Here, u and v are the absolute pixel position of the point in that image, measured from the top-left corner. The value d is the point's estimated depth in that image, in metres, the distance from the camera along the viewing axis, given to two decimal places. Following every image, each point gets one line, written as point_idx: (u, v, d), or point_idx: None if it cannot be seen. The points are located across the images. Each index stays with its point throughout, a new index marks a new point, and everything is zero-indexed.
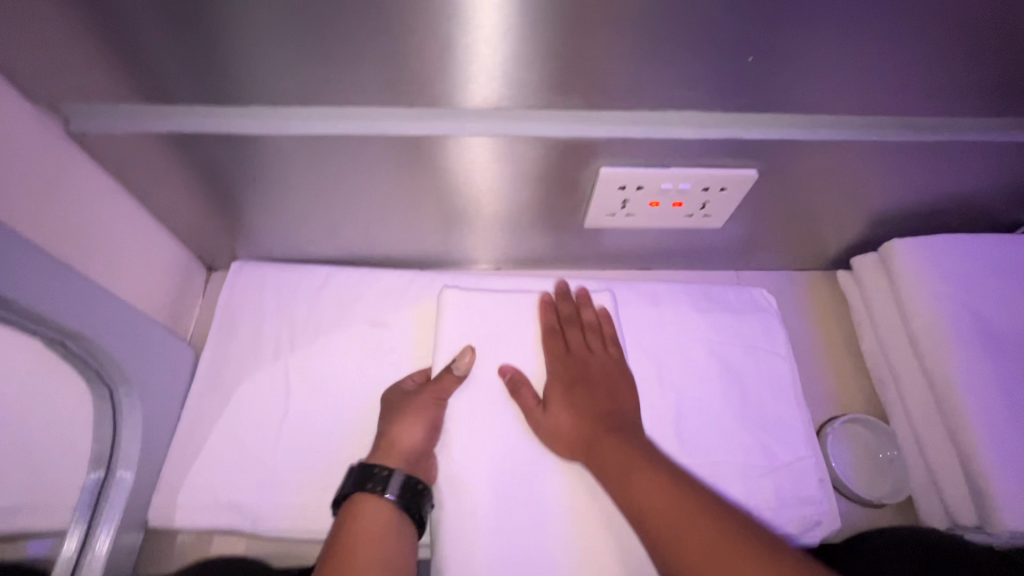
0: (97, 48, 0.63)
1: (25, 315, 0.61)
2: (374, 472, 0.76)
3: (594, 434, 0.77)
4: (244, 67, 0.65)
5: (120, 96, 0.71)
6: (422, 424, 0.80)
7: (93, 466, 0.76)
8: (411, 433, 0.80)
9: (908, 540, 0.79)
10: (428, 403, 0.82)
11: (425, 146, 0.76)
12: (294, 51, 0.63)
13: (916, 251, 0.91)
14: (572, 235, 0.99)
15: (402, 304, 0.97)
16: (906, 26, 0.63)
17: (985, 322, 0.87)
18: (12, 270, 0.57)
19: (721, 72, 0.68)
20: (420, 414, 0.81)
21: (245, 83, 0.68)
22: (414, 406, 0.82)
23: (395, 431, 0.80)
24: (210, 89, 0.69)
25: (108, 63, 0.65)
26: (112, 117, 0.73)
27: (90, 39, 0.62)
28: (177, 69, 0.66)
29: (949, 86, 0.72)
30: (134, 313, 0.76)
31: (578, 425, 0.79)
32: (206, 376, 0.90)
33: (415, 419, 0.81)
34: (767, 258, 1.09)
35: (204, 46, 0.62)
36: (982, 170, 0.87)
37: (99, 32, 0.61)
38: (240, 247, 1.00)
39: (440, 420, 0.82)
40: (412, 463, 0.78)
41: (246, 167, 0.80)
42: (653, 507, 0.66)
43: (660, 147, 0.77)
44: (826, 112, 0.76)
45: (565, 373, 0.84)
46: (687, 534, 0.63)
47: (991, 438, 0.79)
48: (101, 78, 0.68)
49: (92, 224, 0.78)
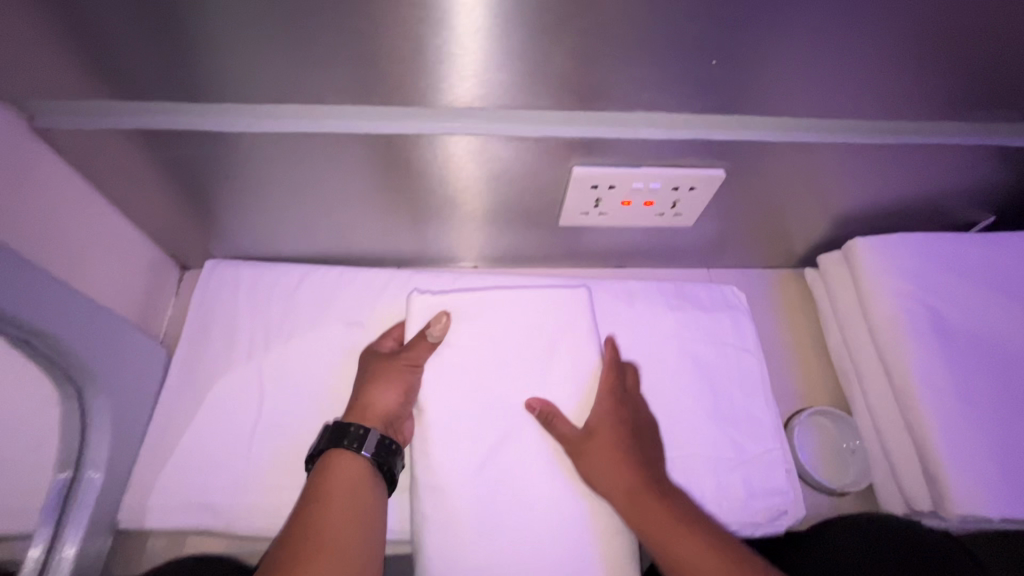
0: (64, 45, 0.63)
1: None
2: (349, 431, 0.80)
3: (639, 488, 0.78)
4: (216, 66, 0.65)
5: (87, 93, 0.70)
6: (397, 386, 0.85)
7: (60, 468, 0.75)
8: (384, 393, 0.84)
9: (869, 521, 0.83)
10: (405, 367, 0.85)
11: (399, 144, 0.77)
12: (267, 52, 0.63)
13: (879, 249, 0.95)
14: (549, 234, 1.00)
15: (378, 301, 0.98)
16: (861, 34, 0.66)
17: (943, 318, 0.91)
18: None
19: (688, 74, 0.69)
20: (395, 377, 0.85)
21: (216, 81, 0.68)
22: (387, 367, 0.86)
23: (370, 392, 0.84)
24: (180, 87, 0.69)
25: (75, 59, 0.65)
26: (80, 113, 0.72)
27: (56, 36, 0.61)
28: (146, 66, 0.65)
29: (903, 93, 0.76)
30: (105, 311, 0.75)
31: (623, 473, 0.79)
32: (179, 375, 0.90)
33: (391, 381, 0.85)
34: (737, 255, 1.11)
35: (174, 44, 0.62)
36: (938, 172, 0.91)
37: (66, 28, 0.61)
38: (214, 245, 0.99)
39: (415, 383, 0.85)
40: (389, 423, 0.83)
41: (219, 164, 0.79)
42: None
43: (630, 147, 0.79)
44: (789, 114, 0.78)
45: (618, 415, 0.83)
46: None
47: (946, 431, 0.83)
48: (68, 75, 0.67)
49: (61, 221, 0.77)
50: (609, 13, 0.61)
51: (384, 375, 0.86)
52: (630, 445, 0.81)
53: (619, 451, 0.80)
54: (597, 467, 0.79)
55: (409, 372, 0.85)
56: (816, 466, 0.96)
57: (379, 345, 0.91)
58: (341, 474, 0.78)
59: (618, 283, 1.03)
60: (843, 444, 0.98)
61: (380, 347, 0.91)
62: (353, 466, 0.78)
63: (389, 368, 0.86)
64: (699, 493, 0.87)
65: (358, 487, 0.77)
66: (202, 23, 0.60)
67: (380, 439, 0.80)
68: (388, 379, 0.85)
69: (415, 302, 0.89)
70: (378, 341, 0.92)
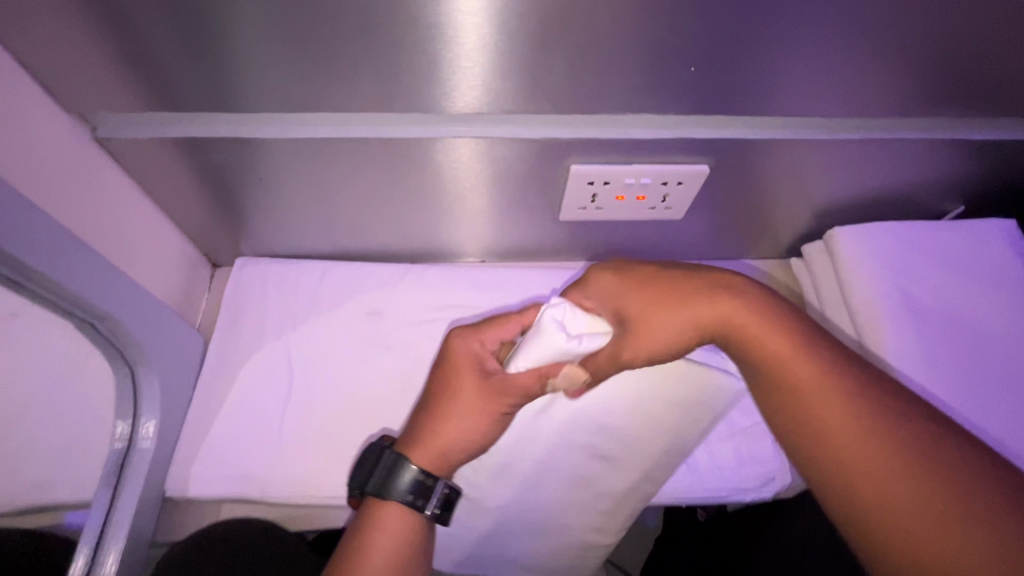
0: (128, 64, 0.72)
1: (65, 300, 0.70)
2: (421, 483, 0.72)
3: (728, 329, 0.70)
4: (256, 80, 0.75)
5: (143, 106, 0.79)
6: (484, 426, 0.75)
7: (116, 440, 0.84)
8: (468, 429, 0.74)
9: None
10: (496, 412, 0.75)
11: (414, 148, 0.85)
12: (302, 65, 0.73)
13: (856, 239, 1.03)
14: (551, 228, 1.08)
15: (393, 293, 1.06)
16: (822, 41, 0.74)
17: (915, 300, 0.99)
18: (56, 259, 0.66)
19: (670, 80, 0.78)
20: (487, 416, 0.74)
21: (256, 94, 0.77)
22: (474, 402, 0.74)
23: (450, 428, 0.74)
24: (224, 100, 0.78)
25: (136, 77, 0.74)
26: (135, 124, 0.82)
27: (122, 56, 0.71)
28: (196, 82, 0.75)
29: (867, 93, 0.84)
30: (154, 300, 0.84)
31: (685, 329, 0.70)
32: (215, 361, 0.98)
33: (479, 418, 0.74)
34: (728, 247, 1.19)
35: (221, 61, 0.72)
36: (909, 166, 0.98)
37: (131, 51, 0.70)
38: (244, 243, 1.08)
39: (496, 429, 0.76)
40: (455, 464, 0.76)
41: (253, 168, 0.88)
42: (842, 422, 0.62)
43: (622, 146, 0.87)
44: (765, 115, 0.87)
45: (643, 294, 0.72)
46: (905, 461, 0.59)
47: (917, 401, 0.91)
48: (128, 91, 0.77)
49: (116, 221, 0.86)
50: (598, 28, 0.70)
51: (471, 413, 0.74)
52: (671, 287, 0.72)
53: (672, 310, 0.70)
54: (658, 322, 0.70)
55: (492, 415, 0.74)
56: None
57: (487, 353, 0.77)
58: (393, 526, 0.72)
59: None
60: None
61: (487, 354, 0.77)
62: (409, 521, 0.73)
63: (478, 405, 0.74)
64: (694, 462, 0.97)
65: (408, 542, 0.72)
66: (248, 44, 0.69)
67: (445, 493, 0.73)
68: (472, 419, 0.74)
69: (546, 335, 0.71)
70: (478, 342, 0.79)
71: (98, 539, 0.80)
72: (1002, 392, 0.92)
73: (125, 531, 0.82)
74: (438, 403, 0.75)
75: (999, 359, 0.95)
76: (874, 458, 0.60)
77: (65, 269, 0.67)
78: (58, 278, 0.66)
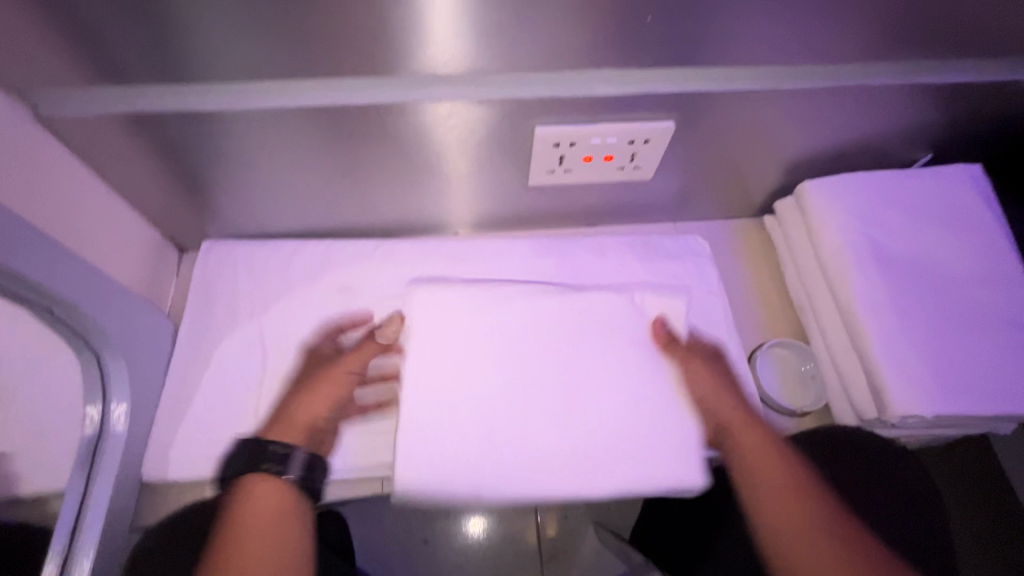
0: (62, 34, 0.69)
1: (21, 287, 0.68)
2: (283, 451, 0.87)
3: (744, 440, 0.94)
4: (201, 45, 0.72)
5: (85, 80, 0.76)
6: (324, 398, 0.93)
7: (86, 428, 0.83)
8: (317, 409, 0.92)
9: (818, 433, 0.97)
10: (341, 385, 0.94)
11: (374, 114, 0.83)
12: (251, 27, 0.70)
13: (826, 190, 1.03)
14: (522, 196, 1.07)
15: (365, 269, 1.04)
16: None
17: (884, 248, 1.00)
18: (6, 243, 0.63)
19: (628, 32, 0.77)
20: (321, 391, 0.93)
21: (203, 62, 0.74)
22: (334, 377, 0.94)
23: (301, 405, 0.92)
24: (171, 70, 0.75)
25: (72, 48, 0.71)
26: (78, 100, 0.78)
27: (54, 26, 0.68)
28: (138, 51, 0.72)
29: (830, 37, 0.83)
30: (115, 284, 0.82)
31: (733, 413, 0.95)
32: (187, 345, 0.97)
33: (314, 396, 0.92)
34: (701, 207, 1.19)
35: (162, 27, 0.69)
36: (876, 114, 0.98)
37: (63, 19, 0.67)
38: (210, 226, 1.06)
39: (343, 394, 0.94)
40: (317, 440, 0.90)
41: (210, 143, 0.86)
42: (802, 535, 0.86)
43: (585, 104, 0.86)
44: (729, 65, 0.86)
45: (717, 368, 0.99)
46: (833, 559, 0.84)
47: (886, 346, 0.92)
48: (66, 64, 0.73)
49: (69, 205, 0.84)
50: None
51: (318, 403, 0.92)
52: (733, 381, 0.99)
53: (722, 386, 0.97)
54: (699, 369, 0.97)
55: (347, 386, 0.94)
56: (778, 391, 1.04)
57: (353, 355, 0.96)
58: (258, 497, 0.85)
59: (590, 240, 1.11)
60: (802, 368, 1.06)
61: (344, 366, 0.95)
62: (270, 492, 0.86)
63: (338, 385, 0.93)
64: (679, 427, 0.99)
65: (284, 507, 0.85)
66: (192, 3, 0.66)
67: (310, 461, 0.88)
68: (306, 399, 0.92)
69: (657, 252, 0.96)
70: (326, 340, 0.98)
71: (73, 529, 0.79)
72: (970, 332, 0.94)
73: (101, 521, 0.81)
74: (306, 378, 0.95)
75: (965, 302, 0.97)
76: (807, 547, 0.85)
77: (18, 252, 0.65)
78: (10, 263, 0.64)
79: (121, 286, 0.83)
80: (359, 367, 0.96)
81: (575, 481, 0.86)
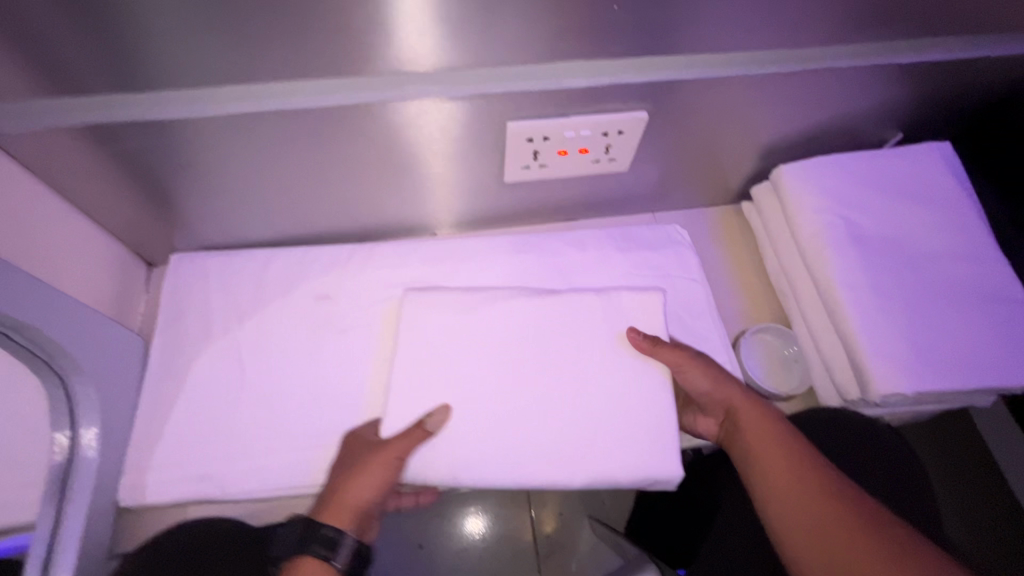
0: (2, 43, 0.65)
1: None
2: (323, 537, 0.78)
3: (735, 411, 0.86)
4: (154, 50, 0.69)
5: (32, 91, 0.73)
6: (377, 476, 0.82)
7: (56, 454, 0.80)
8: (365, 490, 0.81)
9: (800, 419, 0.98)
10: (384, 466, 0.82)
11: (340, 115, 0.81)
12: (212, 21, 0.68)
13: (800, 174, 1.04)
14: (502, 194, 1.06)
15: (342, 275, 1.02)
16: None
17: (860, 229, 1.01)
18: None
19: (595, 21, 0.75)
20: (377, 467, 0.82)
21: (157, 67, 0.71)
22: (382, 461, 0.82)
23: (351, 485, 0.81)
24: (124, 77, 0.72)
25: (15, 57, 0.67)
26: (27, 112, 0.75)
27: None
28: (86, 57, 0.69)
29: (797, 20, 0.83)
30: (78, 304, 0.79)
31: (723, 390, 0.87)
32: (159, 363, 0.94)
33: (369, 472, 0.82)
34: (679, 196, 1.19)
35: (110, 31, 0.66)
36: (846, 96, 0.98)
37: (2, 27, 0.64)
38: (178, 238, 1.02)
39: (392, 477, 0.82)
40: (361, 520, 0.81)
41: (171, 152, 0.83)
42: (818, 520, 0.74)
43: (557, 97, 0.84)
44: (698, 51, 0.85)
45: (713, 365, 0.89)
46: (860, 546, 0.70)
47: (866, 326, 0.93)
48: (10, 75, 0.70)
49: (25, 223, 0.80)
50: None
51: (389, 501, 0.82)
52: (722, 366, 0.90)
53: (718, 374, 0.88)
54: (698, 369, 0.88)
55: (392, 471, 0.82)
56: (764, 376, 1.04)
57: (402, 443, 0.83)
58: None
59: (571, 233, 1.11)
60: (786, 352, 1.07)
61: (392, 454, 0.82)
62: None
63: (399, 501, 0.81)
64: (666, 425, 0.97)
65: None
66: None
67: (353, 546, 0.79)
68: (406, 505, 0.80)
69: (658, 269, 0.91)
70: (375, 429, 0.88)
71: (46, 557, 0.76)
72: (947, 308, 0.95)
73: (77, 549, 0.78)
74: (342, 466, 0.85)
75: (941, 278, 0.97)
76: (814, 519, 0.74)
77: None
78: None
79: (84, 306, 0.79)
80: (405, 455, 0.83)
81: (561, 473, 0.84)
